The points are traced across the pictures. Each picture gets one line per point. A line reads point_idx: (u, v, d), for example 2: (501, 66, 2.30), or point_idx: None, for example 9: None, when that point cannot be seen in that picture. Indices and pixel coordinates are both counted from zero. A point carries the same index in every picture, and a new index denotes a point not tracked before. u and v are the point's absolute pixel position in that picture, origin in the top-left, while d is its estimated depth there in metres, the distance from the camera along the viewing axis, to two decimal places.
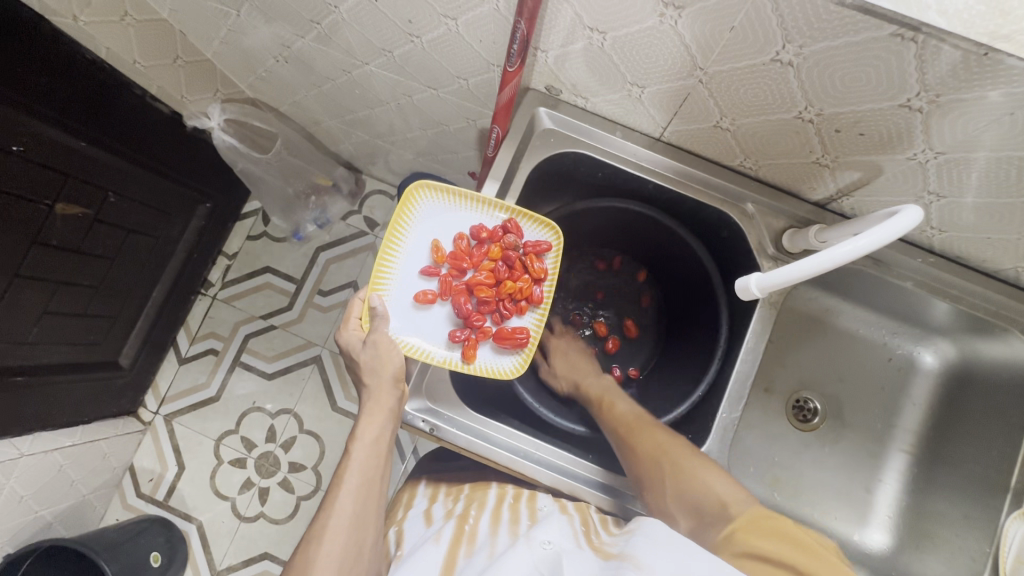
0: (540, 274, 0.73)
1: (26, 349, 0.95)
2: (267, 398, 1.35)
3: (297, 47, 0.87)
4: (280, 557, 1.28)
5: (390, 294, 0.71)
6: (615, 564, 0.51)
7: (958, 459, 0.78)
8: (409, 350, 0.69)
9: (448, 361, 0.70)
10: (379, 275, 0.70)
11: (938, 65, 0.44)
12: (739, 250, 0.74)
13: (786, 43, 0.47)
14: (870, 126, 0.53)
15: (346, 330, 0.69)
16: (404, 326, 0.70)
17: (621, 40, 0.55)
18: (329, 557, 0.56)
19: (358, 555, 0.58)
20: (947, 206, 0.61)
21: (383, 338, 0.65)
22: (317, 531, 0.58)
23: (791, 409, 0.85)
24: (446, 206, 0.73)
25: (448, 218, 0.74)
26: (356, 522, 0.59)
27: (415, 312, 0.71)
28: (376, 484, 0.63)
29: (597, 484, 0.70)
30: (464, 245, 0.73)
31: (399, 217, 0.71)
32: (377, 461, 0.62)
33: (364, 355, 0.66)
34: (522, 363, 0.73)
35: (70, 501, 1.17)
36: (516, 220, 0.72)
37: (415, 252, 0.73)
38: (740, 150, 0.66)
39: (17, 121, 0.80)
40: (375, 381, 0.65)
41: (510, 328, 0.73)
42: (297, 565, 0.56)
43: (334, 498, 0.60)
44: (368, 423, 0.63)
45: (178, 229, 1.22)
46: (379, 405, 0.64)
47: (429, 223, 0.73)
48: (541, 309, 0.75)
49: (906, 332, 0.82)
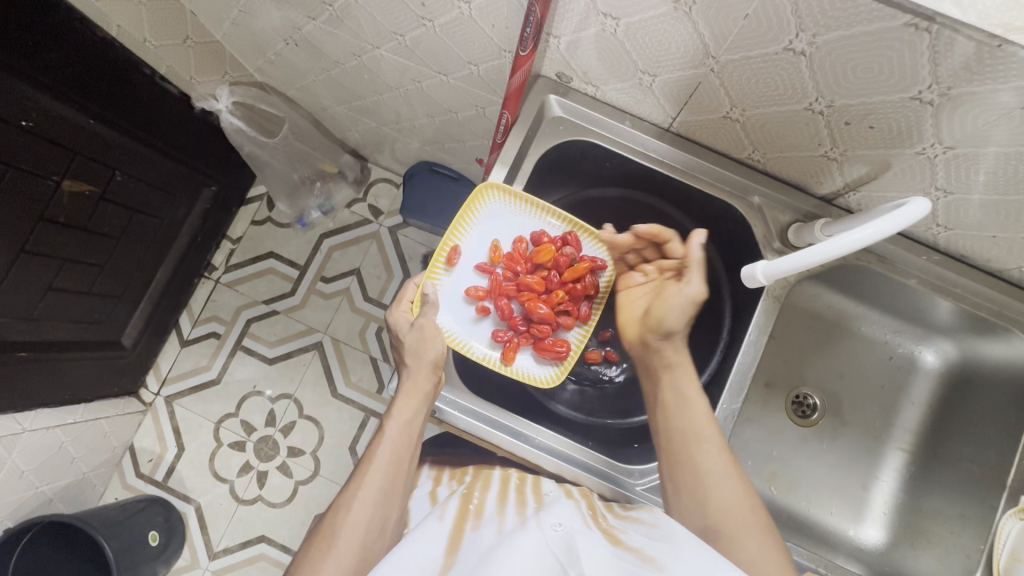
0: (588, 290, 0.77)
1: (30, 324, 0.96)
2: (267, 382, 1.35)
3: (307, 29, 0.87)
4: (276, 540, 1.29)
5: (444, 284, 0.74)
6: (630, 550, 0.53)
7: (955, 458, 0.79)
8: (452, 341, 0.72)
9: (487, 359, 0.73)
10: (436, 265, 0.73)
11: (951, 57, 0.44)
12: (744, 242, 0.74)
13: (799, 32, 0.47)
14: (880, 119, 0.53)
15: (397, 310, 0.71)
16: (451, 317, 0.74)
17: (635, 26, 0.55)
18: (355, 526, 0.58)
19: (380, 530, 0.60)
20: (953, 203, 0.61)
21: (430, 325, 0.68)
22: (346, 500, 0.61)
23: (791, 404, 0.85)
24: (512, 208, 0.74)
25: (512, 222, 0.75)
26: (382, 498, 0.61)
27: (464, 305, 0.75)
28: (406, 463, 0.64)
29: (596, 470, 0.71)
30: (524, 250, 0.75)
31: (465, 213, 0.73)
32: (409, 443, 0.64)
33: (409, 336, 0.68)
34: (558, 374, 0.76)
35: (70, 478, 1.18)
36: (575, 233, 0.76)
37: (475, 249, 0.76)
38: (749, 142, 0.66)
39: (27, 95, 0.80)
40: (415, 364, 0.66)
41: (552, 338, 0.76)
42: (324, 528, 0.60)
43: (364, 472, 0.62)
44: (403, 404, 0.65)
45: (182, 211, 1.22)
46: (416, 386, 0.65)
47: (493, 223, 0.75)
48: (586, 326, 0.79)
49: (908, 331, 0.82)
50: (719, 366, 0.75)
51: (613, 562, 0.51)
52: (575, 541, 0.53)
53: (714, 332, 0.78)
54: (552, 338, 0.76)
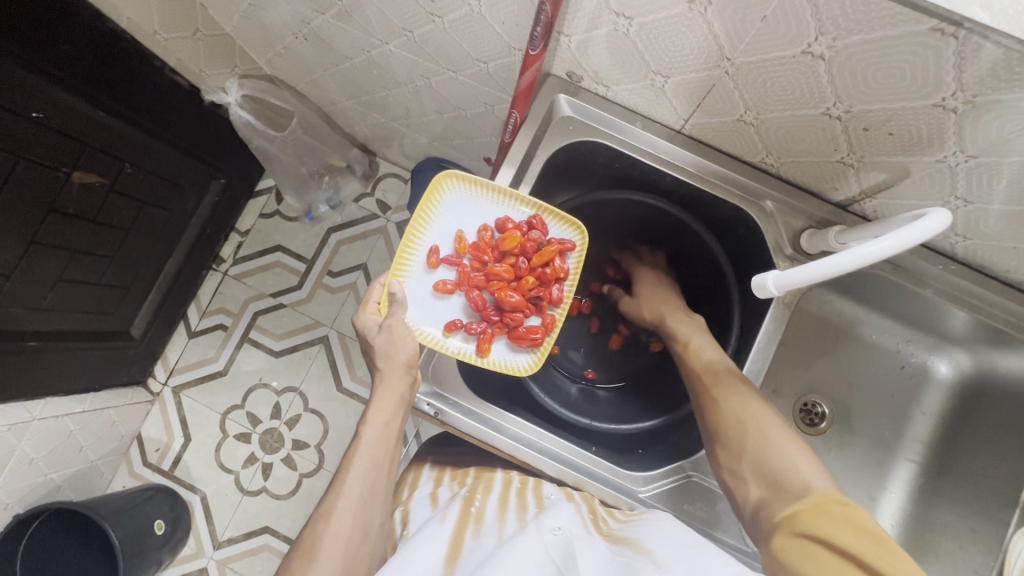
0: (559, 273, 0.74)
1: (41, 314, 0.97)
2: (273, 375, 1.36)
3: (316, 24, 0.86)
4: (280, 532, 1.30)
5: (410, 280, 0.71)
6: (628, 552, 0.53)
7: (966, 470, 0.77)
8: (424, 338, 0.70)
9: (462, 353, 0.70)
10: (400, 262, 0.70)
11: (977, 63, 0.43)
12: (755, 247, 0.73)
13: (819, 35, 0.46)
14: (900, 125, 0.52)
15: (364, 313, 0.69)
16: (420, 314, 0.71)
17: (648, 27, 0.53)
18: (337, 534, 0.57)
19: (363, 536, 0.59)
20: (973, 212, 0.59)
21: (399, 324, 0.66)
22: (325, 510, 0.59)
23: (798, 411, 0.84)
24: (474, 196, 0.73)
25: (474, 210, 0.74)
26: (363, 504, 0.60)
27: (433, 300, 0.72)
28: (384, 466, 0.64)
29: (598, 475, 0.70)
30: (489, 237, 0.73)
31: (424, 205, 0.72)
32: (387, 446, 0.64)
33: (379, 339, 0.66)
34: (536, 362, 0.73)
35: (79, 466, 1.19)
36: (541, 216, 0.72)
37: (439, 241, 0.73)
38: (763, 146, 0.65)
39: (39, 87, 0.80)
40: (388, 366, 0.65)
41: (527, 326, 0.73)
42: (306, 538, 0.58)
43: (343, 480, 0.61)
44: (380, 408, 0.63)
45: (191, 203, 1.22)
46: (391, 389, 0.64)
47: (454, 213, 0.73)
48: (561, 310, 0.75)
49: (921, 340, 0.80)
50: None
51: (611, 567, 0.52)
52: (574, 548, 0.53)
53: (722, 339, 0.77)
54: (526, 326, 0.73)
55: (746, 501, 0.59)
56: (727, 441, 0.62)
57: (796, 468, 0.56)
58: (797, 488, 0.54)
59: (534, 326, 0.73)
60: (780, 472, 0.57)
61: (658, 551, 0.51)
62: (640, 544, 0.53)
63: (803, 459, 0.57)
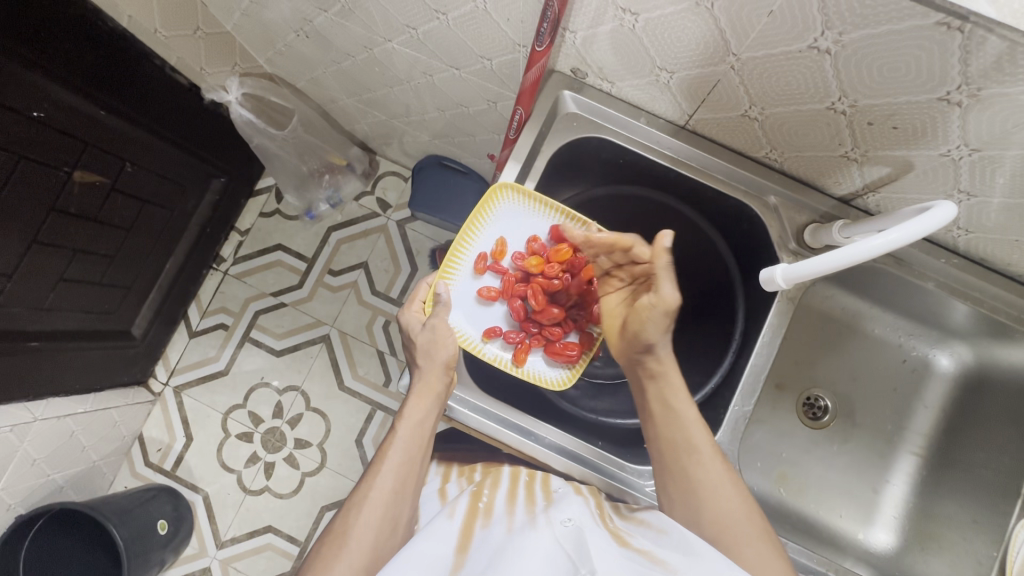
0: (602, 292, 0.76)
1: (42, 314, 0.96)
2: (275, 374, 1.36)
3: (318, 21, 0.86)
4: (283, 531, 1.30)
5: (456, 284, 0.73)
6: (639, 556, 0.51)
7: (968, 463, 0.78)
8: (464, 341, 0.71)
9: (498, 360, 0.73)
10: (449, 264, 0.72)
11: (983, 56, 0.43)
12: (758, 243, 0.74)
13: (825, 30, 0.46)
14: (904, 119, 0.52)
15: (409, 310, 0.71)
16: (462, 317, 0.73)
17: (654, 22, 0.54)
18: (367, 525, 0.58)
19: (392, 530, 0.59)
20: (976, 206, 0.60)
21: (441, 325, 0.67)
22: (357, 500, 0.60)
23: (801, 405, 0.85)
24: (527, 209, 0.73)
25: (528, 222, 0.74)
26: (394, 496, 0.60)
27: (477, 305, 0.74)
28: (417, 462, 0.64)
29: (607, 470, 0.71)
30: (539, 251, 0.74)
31: (479, 211, 0.72)
32: (421, 443, 0.64)
33: (421, 337, 0.67)
34: (569, 378, 0.75)
35: (81, 467, 1.19)
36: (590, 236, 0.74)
37: (487, 248, 0.74)
38: (766, 141, 0.65)
39: (38, 85, 0.80)
40: (427, 364, 0.66)
41: (564, 342, 0.75)
42: (336, 527, 0.59)
43: (376, 471, 0.62)
44: (415, 404, 0.64)
45: (192, 201, 1.22)
46: (428, 387, 0.65)
47: (506, 222, 0.74)
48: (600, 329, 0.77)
49: (923, 334, 0.81)
50: (730, 368, 0.74)
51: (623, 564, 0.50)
52: (585, 539, 0.52)
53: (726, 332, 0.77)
54: (563, 341, 0.75)
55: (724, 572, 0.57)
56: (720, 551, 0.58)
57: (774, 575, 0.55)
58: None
59: (571, 342, 0.75)
60: None
61: (674, 563, 0.49)
62: (652, 553, 0.51)
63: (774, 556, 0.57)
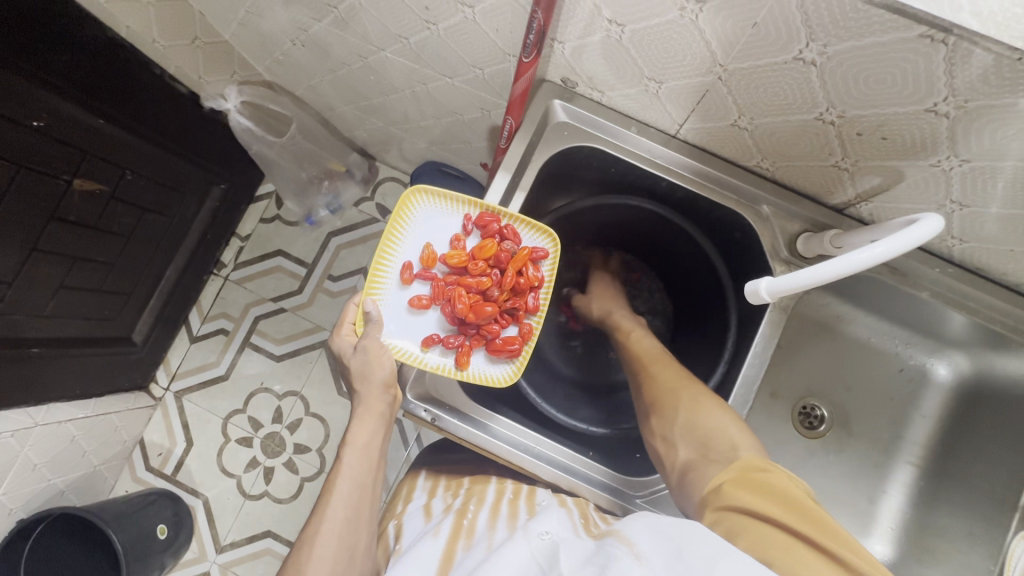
0: (534, 283, 0.73)
1: (42, 322, 0.97)
2: (275, 379, 1.36)
3: (313, 31, 0.87)
4: (282, 536, 1.30)
5: (385, 299, 0.70)
6: (612, 545, 0.51)
7: (967, 473, 0.77)
8: (400, 354, 0.69)
9: (441, 368, 0.70)
10: (373, 280, 0.69)
11: (968, 69, 0.43)
12: (751, 251, 0.73)
13: (810, 41, 0.46)
14: (894, 130, 0.51)
15: (339, 336, 0.69)
16: (397, 331, 0.70)
17: (641, 33, 0.53)
18: (321, 559, 0.57)
19: (350, 559, 0.59)
20: (970, 216, 0.59)
21: (374, 344, 0.65)
22: (310, 535, 0.59)
23: (797, 415, 0.84)
24: (445, 210, 0.73)
25: (447, 223, 0.73)
26: (348, 526, 0.60)
27: (409, 316, 0.71)
28: (368, 487, 0.63)
29: (595, 482, 0.70)
30: (463, 249, 0.72)
31: (395, 221, 0.71)
32: (369, 466, 0.64)
33: (355, 360, 0.66)
34: (515, 372, 0.72)
35: (82, 471, 1.20)
36: (514, 226, 0.71)
37: (412, 256, 0.72)
38: (757, 150, 0.65)
39: (38, 96, 0.81)
40: (366, 388, 0.65)
41: (504, 337, 0.72)
42: (292, 564, 0.58)
43: (326, 503, 0.61)
44: (359, 428, 0.64)
45: (192, 208, 1.23)
46: (370, 410, 0.64)
47: (426, 227, 0.73)
48: (538, 318, 0.74)
49: (920, 343, 0.80)
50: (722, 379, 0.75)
51: (591, 560, 0.49)
52: (560, 552, 0.52)
53: (719, 342, 0.78)
54: (503, 337, 0.72)
55: (677, 462, 0.63)
56: (661, 407, 0.67)
57: (718, 424, 0.61)
58: (726, 454, 0.58)
59: (511, 337, 0.72)
60: (710, 436, 0.61)
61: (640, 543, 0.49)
62: (624, 538, 0.51)
63: (734, 425, 0.61)
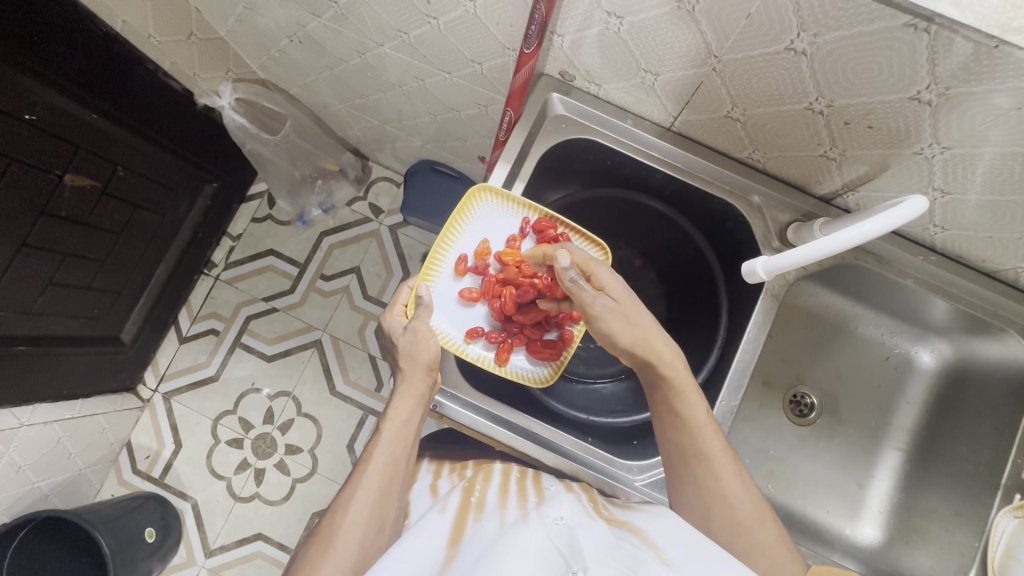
0: None
1: (31, 319, 0.96)
2: (266, 380, 1.35)
3: (311, 27, 0.87)
4: (273, 538, 1.29)
5: (437, 285, 0.72)
6: (634, 543, 0.51)
7: (950, 457, 0.79)
8: (445, 342, 0.71)
9: (481, 360, 0.73)
10: (429, 267, 0.71)
11: (950, 57, 0.45)
12: (743, 241, 0.75)
13: (801, 32, 0.48)
14: (879, 118, 0.54)
15: (391, 314, 0.70)
16: (445, 318, 0.72)
17: (638, 25, 0.55)
18: (354, 525, 0.56)
19: (379, 528, 0.58)
20: (950, 204, 0.62)
21: (423, 326, 0.66)
22: (343, 502, 0.59)
23: (788, 403, 0.86)
24: (505, 210, 0.73)
25: (505, 223, 0.74)
26: (379, 497, 0.59)
27: (458, 306, 0.73)
28: (403, 463, 0.62)
29: (597, 466, 0.72)
30: (518, 251, 0.73)
31: (457, 214, 0.72)
32: (406, 444, 0.63)
33: (403, 340, 0.66)
34: (552, 373, 0.75)
35: (67, 474, 1.17)
36: (568, 235, 0.74)
37: (467, 248, 0.74)
38: (749, 142, 0.67)
39: (30, 88, 0.80)
40: (410, 366, 0.65)
41: (546, 340, 0.75)
42: (324, 529, 0.57)
43: (362, 472, 0.60)
44: (400, 404, 0.64)
45: (183, 207, 1.22)
46: (412, 388, 0.64)
47: (485, 223, 0.74)
48: (580, 325, 0.77)
49: (905, 331, 0.82)
50: (716, 364, 0.77)
51: (615, 553, 0.49)
52: (577, 535, 0.52)
53: (710, 327, 0.80)
54: (544, 339, 0.75)
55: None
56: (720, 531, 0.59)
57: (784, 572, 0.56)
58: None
59: (552, 341, 0.75)
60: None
61: (668, 549, 0.49)
62: (646, 537, 0.52)
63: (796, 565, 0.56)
